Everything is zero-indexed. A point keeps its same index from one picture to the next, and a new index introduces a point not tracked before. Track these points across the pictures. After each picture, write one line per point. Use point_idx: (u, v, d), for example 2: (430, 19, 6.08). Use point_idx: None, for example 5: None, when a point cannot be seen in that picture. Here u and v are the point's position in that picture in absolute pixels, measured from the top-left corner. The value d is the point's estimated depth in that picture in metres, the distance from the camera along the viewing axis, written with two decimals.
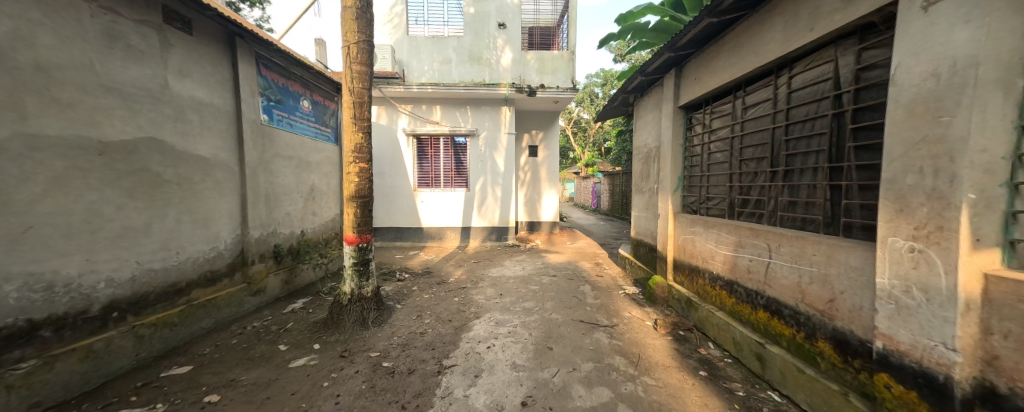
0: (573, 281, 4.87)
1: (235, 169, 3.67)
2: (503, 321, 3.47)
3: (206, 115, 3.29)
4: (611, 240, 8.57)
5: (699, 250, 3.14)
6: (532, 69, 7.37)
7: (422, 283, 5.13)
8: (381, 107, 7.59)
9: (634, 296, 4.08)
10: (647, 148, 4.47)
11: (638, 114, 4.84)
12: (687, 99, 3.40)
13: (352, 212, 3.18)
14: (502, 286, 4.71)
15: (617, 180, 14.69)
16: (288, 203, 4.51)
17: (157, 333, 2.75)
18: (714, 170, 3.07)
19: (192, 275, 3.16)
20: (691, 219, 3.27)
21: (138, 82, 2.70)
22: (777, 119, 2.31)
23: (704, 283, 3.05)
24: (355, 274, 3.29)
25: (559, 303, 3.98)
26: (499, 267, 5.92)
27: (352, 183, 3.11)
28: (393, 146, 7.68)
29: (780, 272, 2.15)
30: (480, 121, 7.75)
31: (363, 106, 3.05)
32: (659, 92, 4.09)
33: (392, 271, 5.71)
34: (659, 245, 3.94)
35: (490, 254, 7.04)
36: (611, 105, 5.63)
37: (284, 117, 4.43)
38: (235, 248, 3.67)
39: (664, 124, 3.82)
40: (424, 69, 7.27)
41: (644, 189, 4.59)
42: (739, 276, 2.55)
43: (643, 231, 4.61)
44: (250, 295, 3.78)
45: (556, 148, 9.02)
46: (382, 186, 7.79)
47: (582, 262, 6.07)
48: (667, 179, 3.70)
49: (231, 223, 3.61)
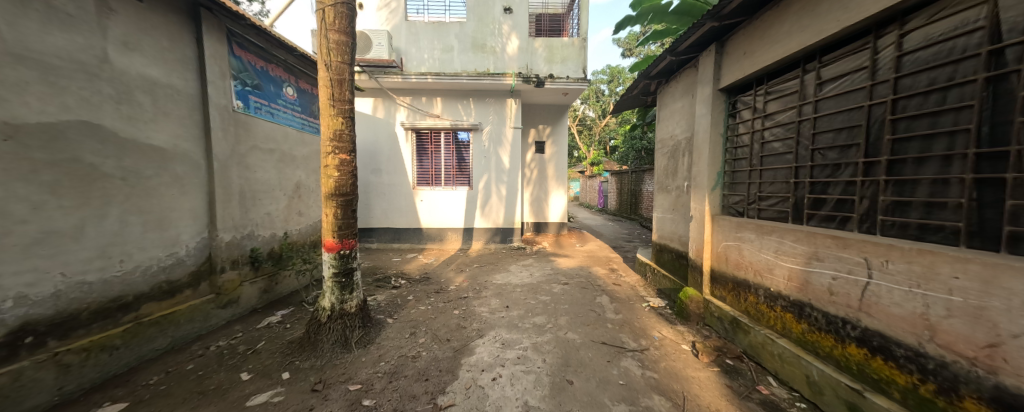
0: (587, 291, 4.32)
1: (201, 162, 3.18)
2: (510, 342, 2.94)
3: (161, 97, 2.80)
4: (622, 242, 8.02)
5: (749, 260, 2.59)
6: (540, 58, 6.83)
7: (419, 292, 4.61)
8: (378, 99, 7.08)
9: (661, 310, 3.53)
10: (674, 141, 3.93)
11: (662, 102, 4.28)
12: (731, 78, 2.85)
13: (331, 213, 2.66)
14: (507, 297, 4.18)
15: (625, 179, 14.09)
16: (268, 202, 4.02)
17: (88, 360, 2.27)
18: (771, 163, 2.51)
19: (143, 287, 2.67)
20: (738, 222, 2.71)
21: (64, 52, 2.20)
22: (874, 94, 1.76)
23: (756, 302, 2.50)
24: (335, 287, 2.78)
25: (574, 318, 3.45)
26: (504, 273, 5.40)
27: (331, 177, 2.60)
28: (391, 141, 7.17)
29: (886, 298, 1.60)
30: (484, 115, 7.22)
31: (343, 83, 2.53)
32: (690, 75, 3.54)
33: (386, 277, 5.20)
34: (690, 251, 3.40)
35: (494, 257, 6.50)
36: (628, 95, 5.10)
37: (263, 104, 3.93)
38: (200, 254, 3.17)
39: (697, 111, 3.29)
40: (423, 57, 6.75)
41: (670, 187, 4.03)
42: (814, 297, 2.00)
43: (668, 235, 4.06)
44: (219, 308, 3.28)
45: (564, 144, 8.49)
46: (379, 184, 7.28)
47: (595, 268, 5.52)
48: (703, 175, 3.15)
49: (196, 225, 3.12)
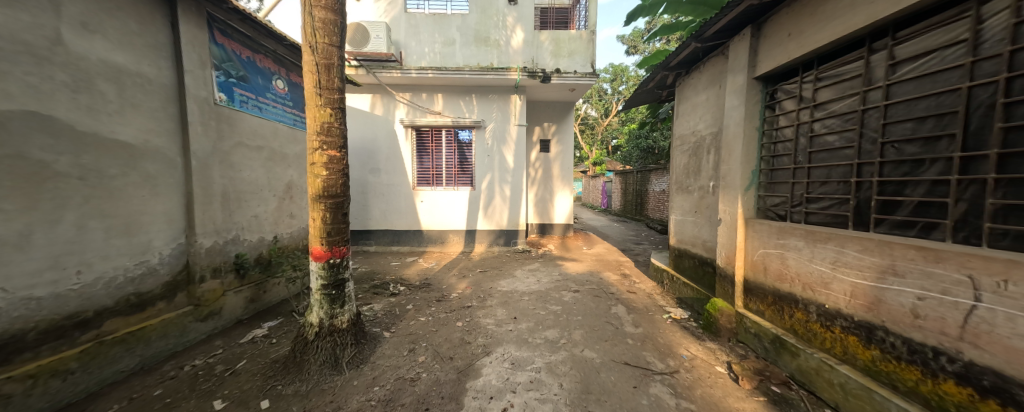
0: (601, 299, 3.99)
1: (177, 160, 2.86)
2: (521, 361, 2.63)
3: (128, 87, 2.48)
4: (631, 245, 7.68)
5: (795, 271, 2.26)
6: (546, 52, 6.50)
7: (418, 299, 4.29)
8: (376, 96, 6.77)
9: (685, 323, 3.20)
10: (696, 137, 3.60)
11: (682, 96, 3.95)
12: (771, 64, 2.52)
13: (319, 217, 2.34)
14: (514, 307, 3.85)
15: (630, 179, 13.76)
16: (255, 204, 3.71)
17: (35, 388, 1.96)
18: (821, 159, 2.19)
19: (106, 301, 2.36)
20: (780, 227, 2.38)
21: (5, 31, 1.89)
22: (978, 72, 1.44)
23: (806, 319, 2.18)
24: (324, 300, 2.47)
25: (590, 332, 3.12)
26: (509, 279, 5.07)
27: (318, 177, 2.28)
28: (390, 139, 6.86)
29: (1006, 328, 1.28)
30: (487, 111, 6.90)
31: (332, 69, 2.21)
32: (719, 64, 3.21)
33: (384, 284, 4.88)
34: (718, 259, 3.07)
35: (497, 261, 6.18)
36: (643, 89, 4.76)
37: (250, 97, 3.62)
38: (176, 263, 2.86)
39: (727, 103, 2.97)
40: (424, 51, 6.43)
41: (691, 187, 3.71)
42: (890, 319, 1.68)
43: (689, 240, 3.74)
44: (197, 321, 2.97)
45: (570, 142, 8.16)
46: (377, 184, 6.96)
47: (606, 274, 5.19)
48: (736, 174, 2.82)
49: (171, 230, 2.81)
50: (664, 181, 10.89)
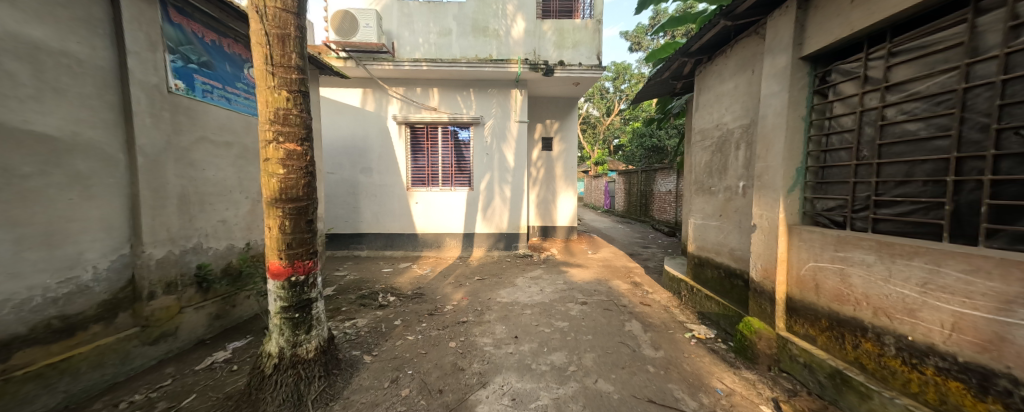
0: (612, 314, 3.56)
1: (119, 157, 2.44)
2: (523, 395, 2.20)
3: (49, 67, 2.06)
4: (638, 249, 7.25)
5: (862, 292, 1.83)
6: (549, 43, 6.08)
7: (409, 312, 3.87)
8: (367, 90, 6.34)
9: (713, 346, 2.77)
10: (722, 131, 3.17)
11: (703, 85, 3.53)
12: (824, 40, 2.08)
13: (276, 225, 1.91)
14: (515, 323, 3.42)
15: (633, 179, 13.32)
16: (223, 208, 3.28)
17: None
18: (896, 153, 1.76)
19: (15, 329, 1.93)
20: (839, 237, 1.96)
21: None
22: None
23: (879, 353, 1.75)
24: (285, 326, 2.03)
25: (603, 356, 2.69)
26: (510, 288, 4.64)
27: (274, 175, 1.85)
28: (383, 137, 6.44)
29: None
30: (485, 107, 6.49)
31: (288, 41, 1.80)
32: (750, 46, 2.79)
33: (372, 294, 4.46)
34: (752, 271, 2.64)
35: (497, 267, 5.76)
36: (655, 80, 4.34)
37: (215, 87, 3.21)
38: (118, 278, 2.44)
39: (763, 90, 2.54)
40: (418, 42, 6.01)
41: (716, 188, 3.27)
42: (1022, 366, 1.26)
43: (713, 248, 3.30)
44: (145, 345, 2.54)
45: (573, 140, 7.73)
46: (369, 185, 6.53)
47: (616, 283, 4.76)
48: (776, 173, 2.40)
49: (110, 240, 2.38)
50: (671, 181, 10.46)
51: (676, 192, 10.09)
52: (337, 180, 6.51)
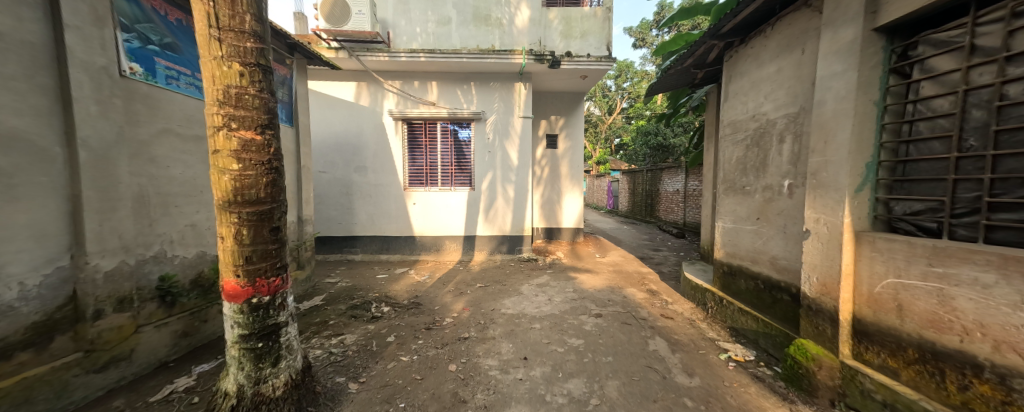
0: (631, 329, 3.17)
1: (55, 151, 2.04)
2: None
3: None
4: (649, 252, 6.86)
5: (975, 320, 1.45)
6: (555, 32, 5.69)
7: (404, 326, 3.48)
8: (361, 84, 5.95)
9: (758, 373, 2.36)
10: (760, 122, 2.79)
11: (734, 71, 3.13)
12: (911, 4, 1.69)
13: (231, 235, 1.51)
14: (523, 340, 3.03)
15: (638, 178, 12.93)
16: (193, 211, 2.89)
17: None
18: (1023, 142, 1.36)
19: None
20: (936, 248, 1.57)
21: None
22: None
23: (1006, 400, 1.37)
24: (248, 359, 1.64)
25: (629, 385, 2.29)
26: (515, 297, 4.25)
27: (225, 172, 1.45)
28: (378, 134, 6.05)
29: None
30: (487, 102, 6.10)
31: None
32: (799, 21, 2.40)
33: (365, 303, 4.08)
34: (804, 286, 2.25)
35: (500, 273, 5.37)
36: (675, 69, 3.94)
37: (183, 73, 2.83)
38: (52, 295, 2.03)
39: (819, 72, 2.15)
40: (415, 31, 5.62)
41: (752, 188, 2.88)
42: None
43: (748, 255, 2.91)
44: (89, 374, 2.15)
45: (579, 137, 7.37)
46: (364, 185, 6.14)
47: (630, 291, 4.36)
48: (839, 170, 2.01)
49: (42, 251, 1.98)
50: (678, 180, 10.05)
51: (685, 192, 9.68)
52: (330, 180, 6.11)
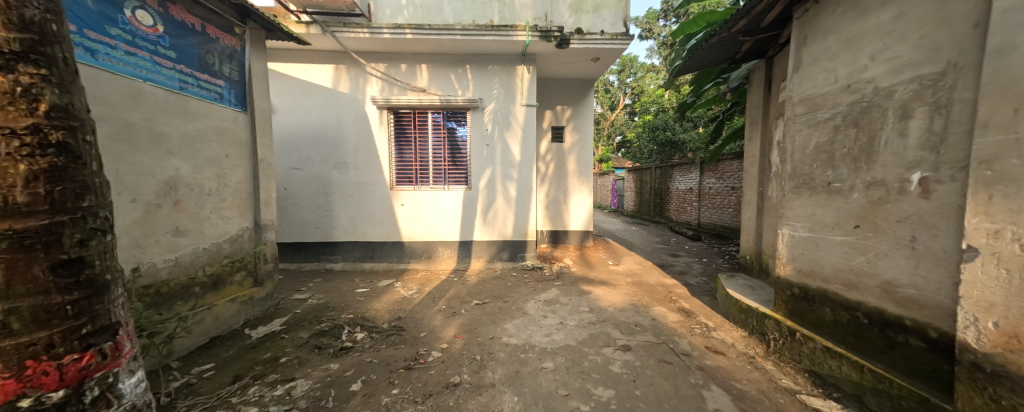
0: (675, 371, 2.40)
1: None
2: None
3: None
4: (668, 258, 6.09)
5: None
6: (564, 5, 4.91)
7: (377, 362, 2.70)
8: (339, 66, 5.17)
9: None
10: (860, 93, 2.00)
11: (811, 29, 2.36)
12: None
13: None
14: (532, 390, 2.26)
15: (645, 176, 12.18)
16: None
17: None
18: None
19: None
20: None
21: None
22: None
23: None
24: None
25: None
26: (518, 319, 3.48)
27: None
28: (360, 124, 5.26)
29: None
30: (485, 88, 5.31)
31: None
32: None
33: (334, 329, 3.30)
34: (963, 333, 1.49)
35: (501, 286, 4.60)
36: (719, 37, 3.11)
37: None
38: None
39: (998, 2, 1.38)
40: (401, 4, 4.87)
41: (845, 184, 2.09)
42: None
43: (839, 276, 2.14)
44: None
45: (588, 130, 6.59)
46: (344, 183, 5.36)
47: (659, 311, 3.58)
48: None
49: None
50: (692, 178, 9.26)
51: (699, 191, 8.94)
52: (305, 178, 5.32)
